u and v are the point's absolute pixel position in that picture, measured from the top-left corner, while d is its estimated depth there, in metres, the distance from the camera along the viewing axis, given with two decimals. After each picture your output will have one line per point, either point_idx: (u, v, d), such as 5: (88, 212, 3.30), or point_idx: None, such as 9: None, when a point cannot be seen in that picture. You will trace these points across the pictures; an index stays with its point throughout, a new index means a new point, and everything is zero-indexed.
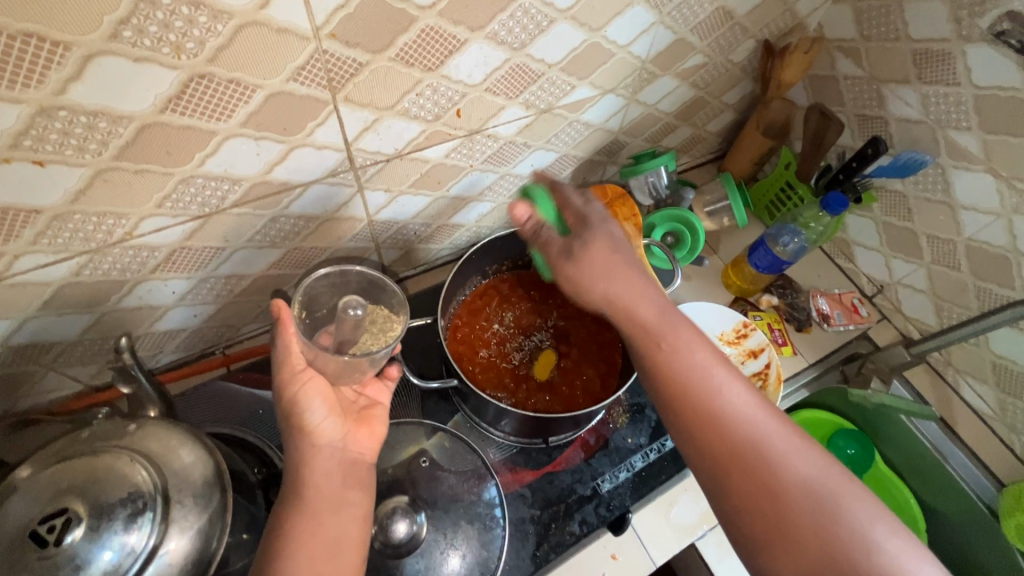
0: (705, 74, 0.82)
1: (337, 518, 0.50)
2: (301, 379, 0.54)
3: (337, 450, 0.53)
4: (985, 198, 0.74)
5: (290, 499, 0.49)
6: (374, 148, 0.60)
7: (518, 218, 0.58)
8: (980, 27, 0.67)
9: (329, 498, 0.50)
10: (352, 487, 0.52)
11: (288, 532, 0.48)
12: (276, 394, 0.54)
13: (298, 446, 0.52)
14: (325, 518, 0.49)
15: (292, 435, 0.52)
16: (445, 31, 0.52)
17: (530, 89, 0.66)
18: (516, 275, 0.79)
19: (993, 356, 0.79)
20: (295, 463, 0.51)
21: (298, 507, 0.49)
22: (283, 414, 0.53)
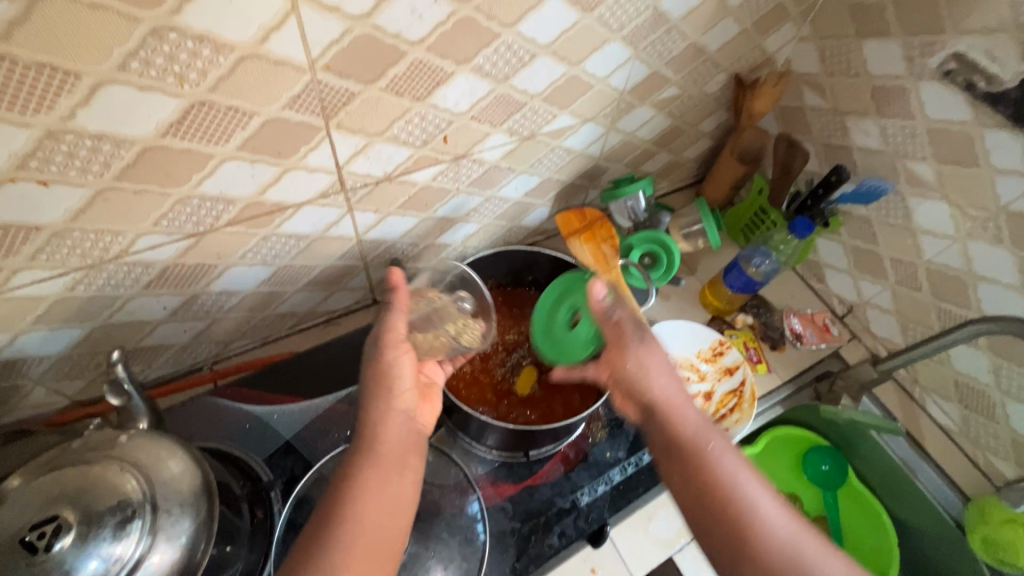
0: (681, 104, 0.87)
1: (399, 476, 0.57)
2: (401, 349, 0.61)
3: (407, 418, 0.61)
4: (942, 224, 0.79)
5: (363, 451, 0.57)
6: (364, 171, 0.63)
7: (597, 293, 0.67)
8: (930, 66, 0.73)
9: (395, 458, 0.57)
10: (413, 453, 0.59)
11: (356, 480, 0.54)
12: (373, 356, 0.61)
13: (380, 406, 0.59)
14: (391, 474, 0.56)
15: (380, 394, 0.59)
16: (433, 64, 0.56)
17: (513, 117, 0.69)
18: (500, 295, 0.83)
19: (955, 373, 0.82)
20: (375, 420, 0.58)
21: (370, 458, 0.56)
22: (371, 374, 0.60)
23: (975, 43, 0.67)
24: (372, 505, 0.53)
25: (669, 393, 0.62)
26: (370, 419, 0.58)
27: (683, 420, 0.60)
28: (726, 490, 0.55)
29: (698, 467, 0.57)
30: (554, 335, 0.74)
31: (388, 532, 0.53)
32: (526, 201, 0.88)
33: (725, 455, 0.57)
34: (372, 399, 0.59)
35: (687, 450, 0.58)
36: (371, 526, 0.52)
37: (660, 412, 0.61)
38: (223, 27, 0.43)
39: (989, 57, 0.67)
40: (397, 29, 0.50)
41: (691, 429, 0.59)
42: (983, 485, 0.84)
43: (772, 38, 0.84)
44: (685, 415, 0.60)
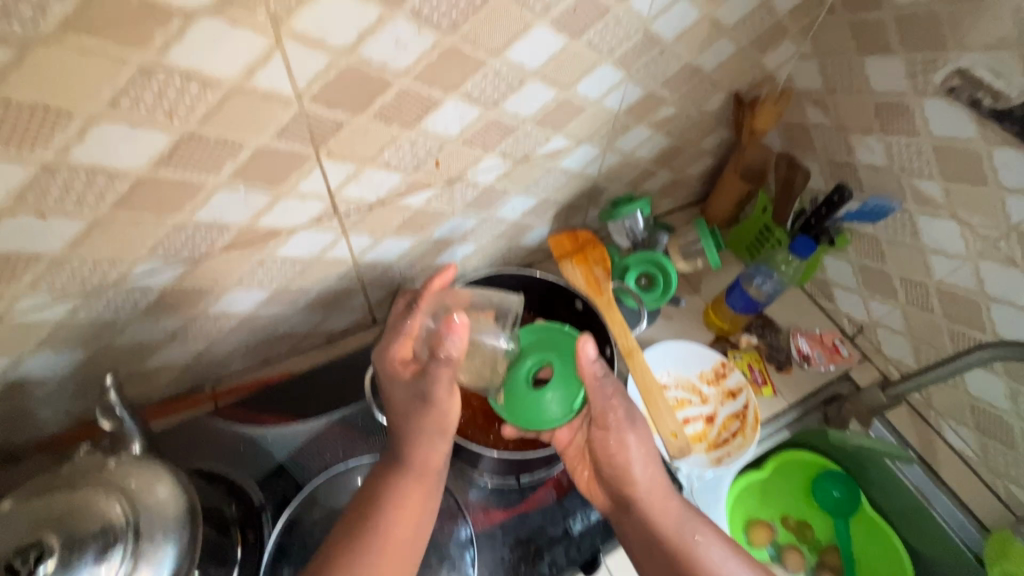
0: (679, 124, 0.87)
1: (434, 494, 0.62)
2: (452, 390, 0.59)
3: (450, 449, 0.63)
4: (951, 243, 0.76)
5: (411, 471, 0.61)
6: (357, 196, 0.64)
7: (588, 355, 0.60)
8: (933, 82, 0.71)
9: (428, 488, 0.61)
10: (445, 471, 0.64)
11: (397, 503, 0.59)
12: (426, 390, 0.59)
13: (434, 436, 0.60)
14: (427, 494, 0.61)
15: (431, 435, 0.60)
16: (420, 92, 0.57)
17: (506, 141, 0.70)
18: None
19: (971, 399, 0.79)
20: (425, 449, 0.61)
21: (415, 478, 0.61)
22: (419, 414, 0.60)
23: (979, 59, 0.66)
24: (409, 522, 0.58)
25: (648, 488, 0.61)
26: (419, 452, 0.60)
27: (662, 516, 0.60)
28: None
29: (677, 564, 0.58)
30: (517, 388, 0.67)
31: (413, 557, 0.59)
32: (524, 222, 0.88)
33: (706, 550, 0.58)
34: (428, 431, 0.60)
35: (667, 548, 0.59)
36: (407, 540, 0.58)
37: (638, 505, 0.61)
38: (211, 64, 0.44)
39: (994, 74, 0.65)
40: (382, 60, 0.51)
41: (671, 527, 0.59)
42: (1002, 515, 0.80)
43: (772, 56, 0.84)
44: (667, 512, 0.60)
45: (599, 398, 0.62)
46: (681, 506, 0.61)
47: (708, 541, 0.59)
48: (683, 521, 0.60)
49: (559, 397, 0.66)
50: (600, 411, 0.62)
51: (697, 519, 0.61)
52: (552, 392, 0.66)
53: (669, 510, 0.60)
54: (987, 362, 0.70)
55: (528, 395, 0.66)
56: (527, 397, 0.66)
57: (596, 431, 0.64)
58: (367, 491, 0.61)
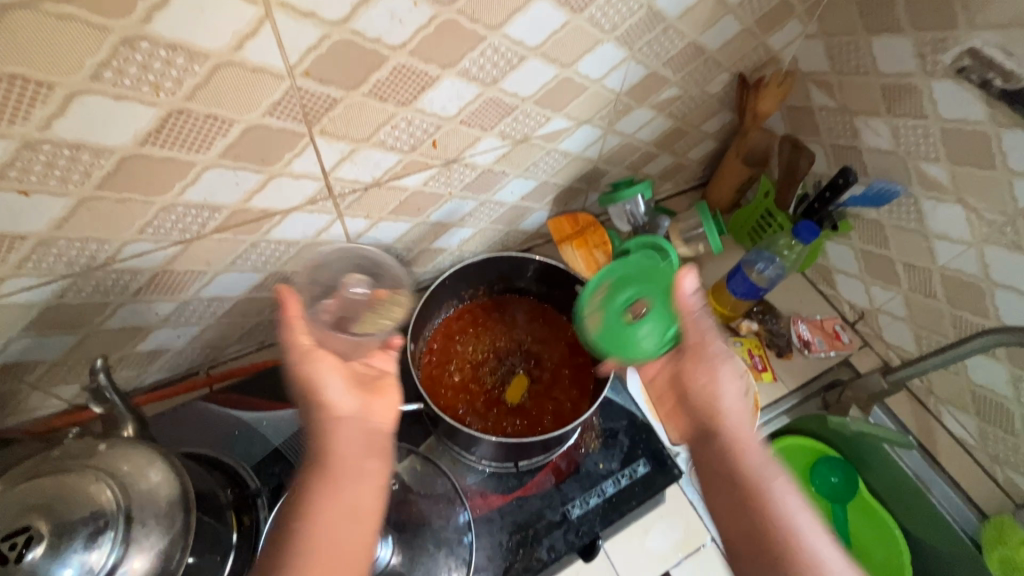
0: (682, 105, 0.85)
1: (354, 480, 0.52)
2: (312, 359, 0.56)
3: (360, 420, 0.56)
4: (956, 228, 0.75)
5: (315, 466, 0.52)
6: (352, 177, 0.63)
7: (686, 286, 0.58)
8: (943, 63, 0.69)
9: (348, 468, 0.53)
10: (371, 457, 0.54)
11: (304, 495, 0.51)
12: (290, 371, 0.57)
13: (322, 416, 0.55)
14: (341, 480, 0.52)
15: (315, 410, 0.55)
16: (417, 69, 0.55)
17: (505, 121, 0.68)
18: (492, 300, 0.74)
19: (971, 385, 0.79)
20: (316, 434, 0.54)
21: (316, 466, 0.52)
22: (302, 393, 0.57)
23: (990, 39, 0.64)
24: (325, 513, 0.50)
25: (740, 434, 0.56)
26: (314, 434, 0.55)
27: (749, 465, 0.54)
28: (783, 530, 0.51)
29: (759, 517, 0.52)
30: (614, 323, 0.65)
31: (356, 553, 0.50)
32: (523, 205, 0.87)
33: (789, 495, 0.53)
34: (314, 408, 0.55)
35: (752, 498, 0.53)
36: (326, 536, 0.49)
37: (721, 452, 0.56)
38: (197, 35, 0.42)
39: (1005, 53, 0.64)
40: (376, 34, 0.50)
41: (755, 475, 0.54)
42: (1000, 501, 0.80)
43: (777, 35, 0.82)
44: (752, 447, 0.56)
45: (699, 330, 0.59)
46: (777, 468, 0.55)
47: (790, 490, 0.54)
48: (768, 463, 0.55)
49: (653, 329, 0.63)
50: (698, 341, 0.59)
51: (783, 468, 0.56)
52: (644, 325, 0.63)
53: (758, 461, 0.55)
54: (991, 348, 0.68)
55: (623, 328, 0.64)
56: (627, 330, 0.64)
57: (685, 364, 0.61)
58: (290, 493, 0.54)
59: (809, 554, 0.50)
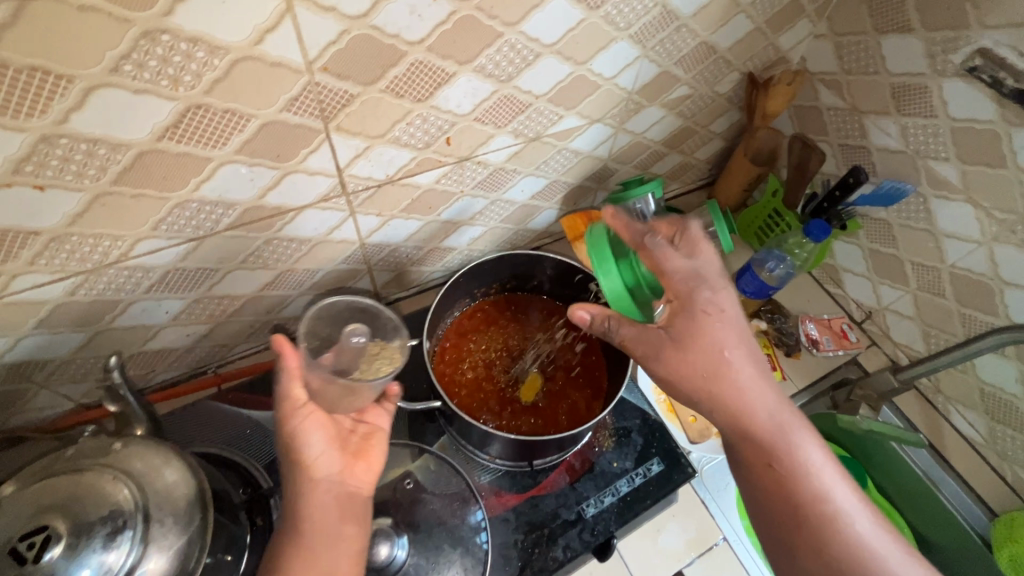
0: (691, 105, 0.85)
1: (331, 547, 0.51)
2: (301, 414, 0.55)
3: (338, 484, 0.55)
4: (966, 227, 0.76)
5: (291, 531, 0.51)
6: (366, 174, 0.62)
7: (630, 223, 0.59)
8: (953, 62, 0.70)
9: (326, 533, 0.52)
10: (348, 521, 0.54)
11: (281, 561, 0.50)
12: (277, 422, 0.56)
13: (300, 480, 0.54)
14: (321, 548, 0.51)
15: (295, 470, 0.55)
16: (434, 65, 0.55)
17: (518, 119, 0.68)
18: (505, 298, 0.74)
19: (980, 383, 0.80)
20: (293, 495, 0.53)
21: (292, 535, 0.51)
22: (282, 448, 0.55)
23: (1002, 38, 0.65)
24: None
25: (772, 419, 0.54)
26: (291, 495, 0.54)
27: (785, 441, 0.54)
28: (792, 485, 0.53)
29: (808, 501, 0.52)
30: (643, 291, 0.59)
31: None
32: (533, 204, 0.87)
33: (800, 447, 0.54)
34: (295, 467, 0.55)
35: (798, 484, 0.53)
36: None
37: (759, 429, 0.54)
38: (218, 28, 0.42)
39: (1016, 53, 0.64)
40: (396, 29, 0.49)
41: (801, 456, 0.54)
42: (1009, 499, 0.81)
43: (787, 35, 0.82)
44: (761, 404, 0.54)
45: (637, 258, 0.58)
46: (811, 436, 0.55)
47: (801, 441, 0.54)
48: (778, 418, 0.54)
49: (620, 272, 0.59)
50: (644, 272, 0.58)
51: (793, 417, 0.55)
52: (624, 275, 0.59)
53: (797, 443, 0.54)
54: (1001, 347, 0.69)
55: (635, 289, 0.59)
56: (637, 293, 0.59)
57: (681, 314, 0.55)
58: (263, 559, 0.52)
59: (814, 502, 0.52)
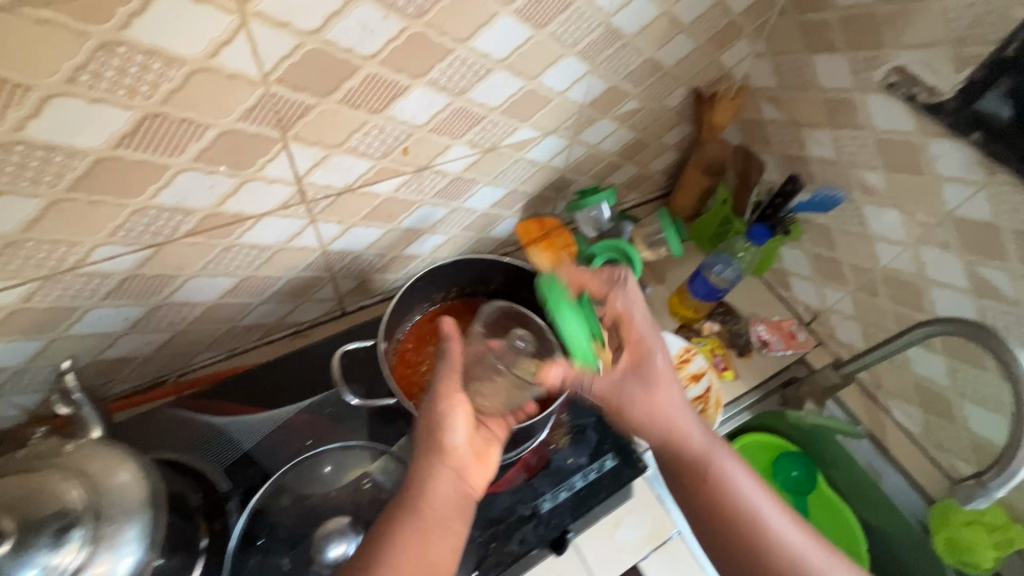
0: (642, 118, 0.90)
1: (439, 539, 0.53)
2: (450, 399, 0.57)
3: (458, 478, 0.57)
4: (894, 230, 0.81)
5: (409, 510, 0.54)
6: (325, 182, 0.65)
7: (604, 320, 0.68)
8: (875, 79, 0.76)
9: (439, 522, 0.53)
10: (460, 518, 0.55)
11: (394, 539, 0.52)
12: (428, 403, 0.59)
13: (435, 458, 0.56)
14: (430, 539, 0.52)
15: (427, 454, 0.56)
16: (388, 78, 0.58)
17: (473, 130, 0.71)
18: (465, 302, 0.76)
19: (916, 377, 0.85)
20: (422, 477, 0.55)
21: (409, 517, 0.53)
22: (427, 428, 0.58)
23: (914, 57, 0.71)
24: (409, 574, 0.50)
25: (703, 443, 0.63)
26: (417, 475, 0.55)
27: (716, 464, 0.62)
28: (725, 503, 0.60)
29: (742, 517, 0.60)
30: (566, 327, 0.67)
31: None
32: (493, 212, 0.90)
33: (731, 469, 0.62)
34: (445, 457, 0.56)
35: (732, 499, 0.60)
36: None
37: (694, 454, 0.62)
38: (172, 40, 0.44)
39: (927, 70, 0.70)
40: (349, 44, 0.52)
41: (727, 476, 0.62)
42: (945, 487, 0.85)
43: (729, 53, 0.88)
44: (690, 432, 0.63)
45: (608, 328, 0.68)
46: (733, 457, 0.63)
47: (730, 464, 0.63)
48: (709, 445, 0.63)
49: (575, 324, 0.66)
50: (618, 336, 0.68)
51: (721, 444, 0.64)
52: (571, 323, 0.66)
53: (722, 462, 0.62)
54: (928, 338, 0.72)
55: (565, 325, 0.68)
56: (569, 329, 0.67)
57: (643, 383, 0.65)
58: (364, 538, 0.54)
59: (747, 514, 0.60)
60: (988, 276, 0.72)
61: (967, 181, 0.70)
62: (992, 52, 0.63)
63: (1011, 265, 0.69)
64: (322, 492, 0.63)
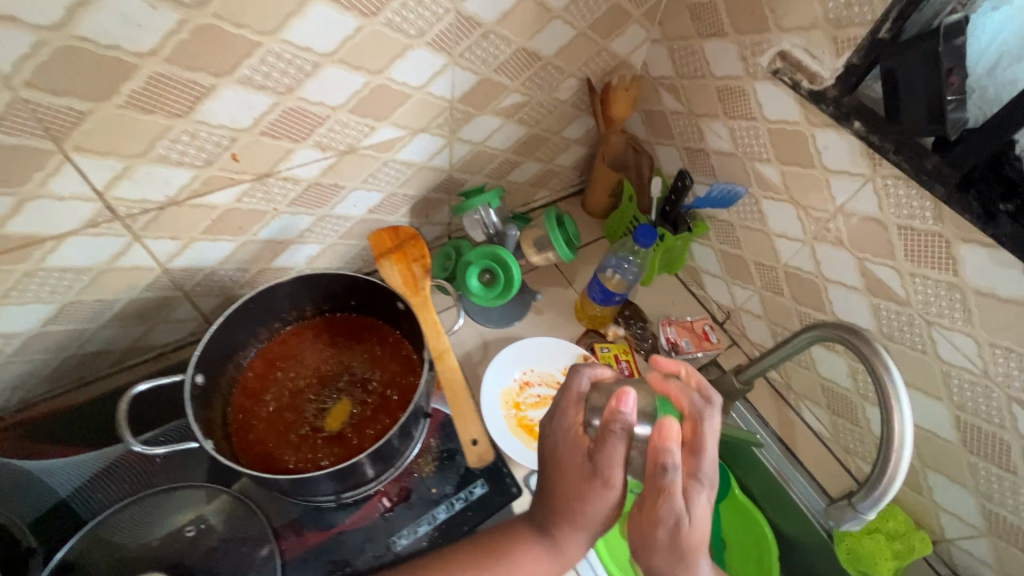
0: (531, 112, 0.84)
1: (578, 543, 0.58)
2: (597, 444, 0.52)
3: (603, 504, 0.55)
4: (791, 226, 0.77)
5: (557, 515, 0.57)
6: (137, 196, 0.58)
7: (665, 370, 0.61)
8: (761, 65, 0.70)
9: (578, 525, 0.56)
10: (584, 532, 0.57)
11: (558, 538, 0.58)
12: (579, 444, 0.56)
13: (584, 487, 0.54)
14: (580, 538, 0.57)
15: (576, 478, 0.55)
16: (180, 77, 0.51)
17: (318, 132, 0.64)
18: (322, 320, 0.69)
19: (820, 378, 0.82)
20: (582, 503, 0.55)
21: (575, 525, 0.56)
22: (572, 456, 0.56)
23: (796, 41, 0.66)
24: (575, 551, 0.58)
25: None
26: (573, 496, 0.55)
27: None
28: None
29: None
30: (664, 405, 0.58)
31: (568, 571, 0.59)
32: (374, 218, 0.83)
33: None
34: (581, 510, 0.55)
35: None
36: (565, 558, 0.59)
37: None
38: None
39: (809, 55, 0.65)
40: (111, 40, 0.45)
41: None
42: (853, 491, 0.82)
43: (620, 40, 0.82)
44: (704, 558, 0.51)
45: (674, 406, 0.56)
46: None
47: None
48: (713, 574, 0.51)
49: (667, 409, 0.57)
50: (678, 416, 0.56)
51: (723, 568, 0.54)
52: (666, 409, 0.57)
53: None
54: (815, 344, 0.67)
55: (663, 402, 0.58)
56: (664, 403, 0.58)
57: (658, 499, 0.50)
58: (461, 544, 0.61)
59: None
60: (879, 275, 0.68)
61: (853, 174, 0.66)
62: (867, 34, 0.58)
63: (900, 263, 0.65)
64: (139, 542, 0.60)
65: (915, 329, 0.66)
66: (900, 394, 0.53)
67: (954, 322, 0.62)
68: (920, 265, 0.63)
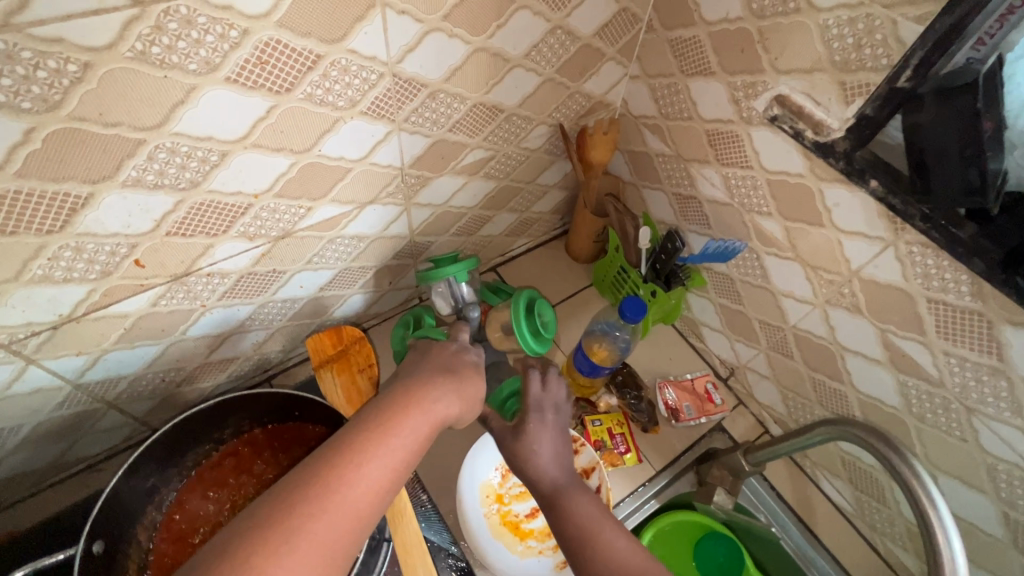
0: (498, 165, 0.74)
1: (373, 492, 0.41)
2: (456, 367, 0.57)
3: (416, 445, 0.45)
4: (799, 286, 0.67)
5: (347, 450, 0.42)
6: (18, 321, 0.48)
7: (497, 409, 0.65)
8: (757, 110, 0.61)
9: (374, 446, 0.42)
10: (373, 509, 0.40)
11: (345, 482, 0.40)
12: (442, 370, 0.55)
13: (427, 409, 0.49)
14: (372, 502, 0.40)
15: (408, 403, 0.48)
16: (46, 192, 0.41)
17: (241, 221, 0.55)
18: (250, 443, 0.67)
19: (841, 452, 0.72)
20: (418, 429, 0.46)
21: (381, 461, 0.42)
22: (415, 384, 0.52)
23: (796, 85, 0.56)
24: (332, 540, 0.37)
25: (555, 477, 0.60)
26: (399, 421, 0.46)
27: (564, 495, 0.58)
28: (570, 531, 0.55)
29: (573, 533, 0.54)
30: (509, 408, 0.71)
31: None
32: (328, 295, 0.74)
33: (575, 498, 0.58)
34: (441, 391, 0.52)
35: (570, 540, 0.54)
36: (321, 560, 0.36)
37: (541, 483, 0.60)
38: None
39: (812, 101, 0.55)
40: None
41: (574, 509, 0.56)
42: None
43: (594, 81, 0.72)
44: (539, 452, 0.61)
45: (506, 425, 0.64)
46: (591, 498, 0.57)
47: (580, 496, 0.58)
48: (556, 482, 0.59)
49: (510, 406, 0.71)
50: (537, 402, 0.65)
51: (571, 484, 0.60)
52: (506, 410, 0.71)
53: (570, 504, 0.57)
54: (824, 442, 0.59)
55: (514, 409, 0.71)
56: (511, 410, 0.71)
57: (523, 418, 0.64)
58: (218, 541, 0.35)
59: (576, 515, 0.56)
60: (905, 349, 0.59)
61: (870, 237, 0.56)
62: (883, 81, 0.49)
63: (930, 339, 0.56)
64: None
65: (952, 413, 0.57)
66: (951, 538, 0.44)
67: (999, 412, 0.53)
68: (956, 344, 0.53)
